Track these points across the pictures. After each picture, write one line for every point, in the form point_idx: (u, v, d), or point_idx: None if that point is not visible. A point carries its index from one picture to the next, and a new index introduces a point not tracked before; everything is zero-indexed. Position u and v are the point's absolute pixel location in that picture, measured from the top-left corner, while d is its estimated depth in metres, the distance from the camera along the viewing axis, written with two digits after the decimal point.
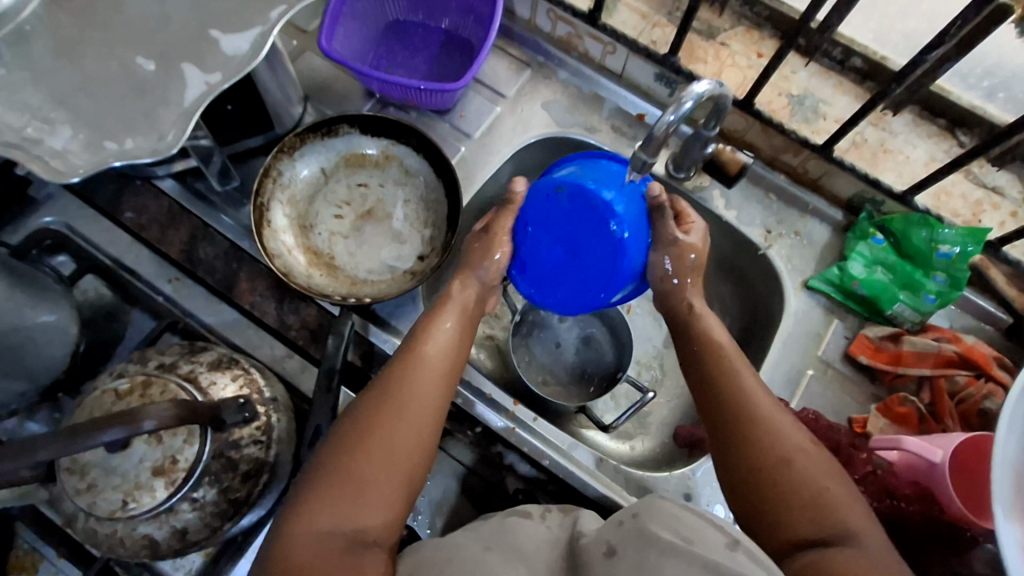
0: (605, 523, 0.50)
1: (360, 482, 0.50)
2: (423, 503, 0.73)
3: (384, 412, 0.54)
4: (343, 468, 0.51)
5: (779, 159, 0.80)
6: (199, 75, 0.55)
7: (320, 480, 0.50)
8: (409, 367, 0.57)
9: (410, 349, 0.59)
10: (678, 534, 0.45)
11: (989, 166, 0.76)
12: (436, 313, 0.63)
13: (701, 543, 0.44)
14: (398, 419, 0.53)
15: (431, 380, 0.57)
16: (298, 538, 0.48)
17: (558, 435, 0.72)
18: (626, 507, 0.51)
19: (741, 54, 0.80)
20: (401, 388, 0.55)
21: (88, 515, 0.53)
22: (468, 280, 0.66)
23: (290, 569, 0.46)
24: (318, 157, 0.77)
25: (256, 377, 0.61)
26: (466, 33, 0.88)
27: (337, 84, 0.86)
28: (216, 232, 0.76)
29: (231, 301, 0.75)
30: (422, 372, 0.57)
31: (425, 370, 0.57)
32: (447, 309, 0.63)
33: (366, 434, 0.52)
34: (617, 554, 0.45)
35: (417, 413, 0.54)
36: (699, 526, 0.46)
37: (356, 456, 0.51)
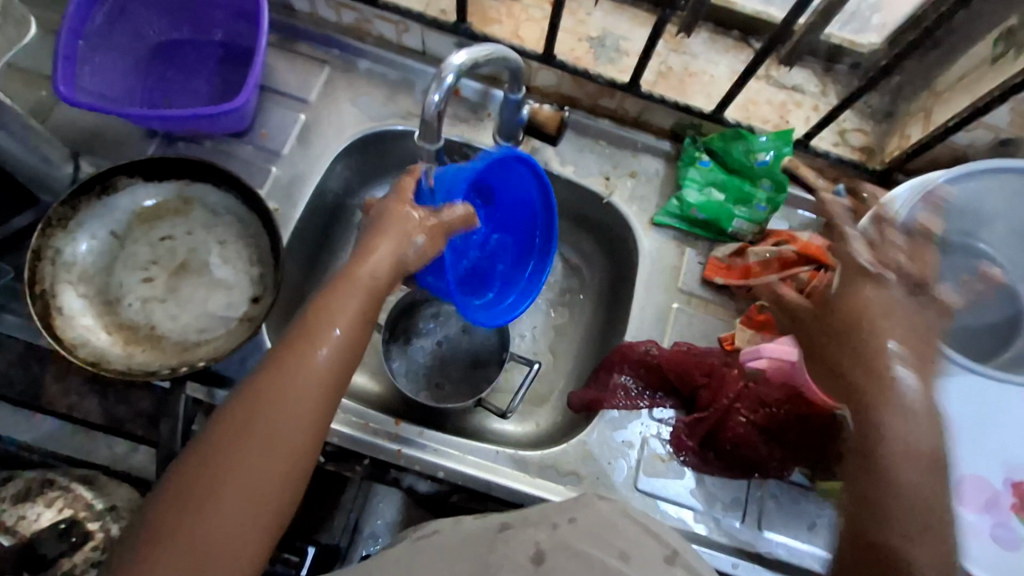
0: (536, 520, 0.47)
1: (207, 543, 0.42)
2: (379, 528, 0.73)
3: (239, 452, 0.44)
4: (180, 526, 0.42)
5: (599, 104, 0.79)
6: None
7: (155, 538, 0.42)
8: (278, 386, 0.46)
9: (287, 356, 0.47)
10: (612, 549, 0.43)
11: (784, 68, 0.78)
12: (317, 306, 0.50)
13: (637, 562, 0.43)
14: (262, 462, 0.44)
15: (305, 406, 0.46)
16: None
17: (451, 442, 0.69)
18: (559, 510, 0.48)
19: (533, 6, 0.78)
20: (269, 417, 0.45)
21: None
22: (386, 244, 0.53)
23: None
24: (102, 222, 0.68)
25: (87, 494, 0.60)
26: (244, 41, 0.79)
27: (107, 131, 0.75)
28: (1, 337, 0.65)
29: (44, 410, 0.65)
30: (292, 393, 0.46)
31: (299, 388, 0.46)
32: (347, 285, 0.51)
33: (215, 484, 0.43)
34: (546, 562, 0.42)
35: (283, 447, 0.45)
36: (636, 537, 0.46)
37: (202, 510, 0.42)
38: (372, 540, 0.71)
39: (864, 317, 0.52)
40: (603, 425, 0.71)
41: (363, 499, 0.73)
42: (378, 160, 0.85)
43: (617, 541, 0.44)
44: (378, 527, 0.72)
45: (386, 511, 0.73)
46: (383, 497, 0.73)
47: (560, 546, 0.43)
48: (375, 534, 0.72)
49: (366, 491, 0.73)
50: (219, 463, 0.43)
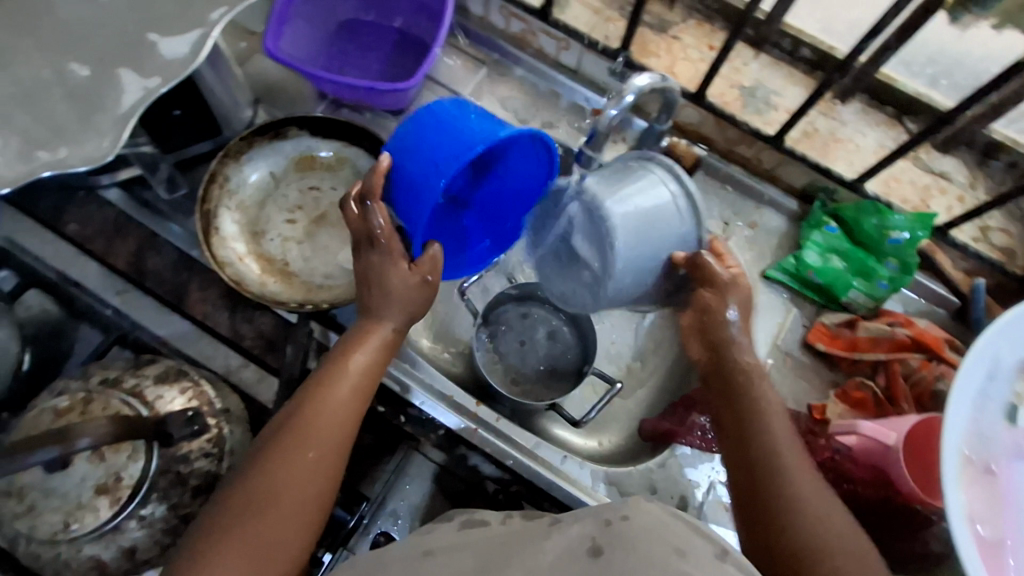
0: (588, 515, 0.46)
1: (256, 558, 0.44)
2: (402, 509, 0.78)
3: (283, 470, 0.46)
4: (227, 542, 0.43)
5: (734, 151, 0.80)
6: (138, 81, 0.54)
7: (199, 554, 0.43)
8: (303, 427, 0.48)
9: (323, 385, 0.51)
10: (667, 544, 0.41)
11: (934, 152, 0.77)
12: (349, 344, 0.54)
13: (692, 557, 0.40)
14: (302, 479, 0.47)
15: (337, 431, 0.49)
16: None
17: (523, 434, 0.71)
18: (610, 503, 0.46)
19: (693, 47, 0.80)
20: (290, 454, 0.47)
21: (28, 539, 0.51)
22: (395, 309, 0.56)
23: None
24: (267, 162, 0.76)
25: (206, 389, 0.59)
26: (419, 32, 0.87)
27: (288, 86, 0.85)
28: (164, 242, 0.74)
29: (181, 312, 0.73)
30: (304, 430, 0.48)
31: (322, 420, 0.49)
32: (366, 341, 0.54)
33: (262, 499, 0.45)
34: (604, 555, 0.41)
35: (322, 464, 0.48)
36: (685, 532, 0.42)
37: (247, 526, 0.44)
38: (391, 518, 0.77)
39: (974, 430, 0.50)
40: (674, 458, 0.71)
41: (396, 474, 0.80)
42: None
43: (667, 536, 0.42)
44: (400, 508, 0.78)
45: (413, 493, 0.79)
46: (414, 481, 0.80)
47: (619, 540, 0.42)
48: (395, 513, 0.78)
49: (400, 469, 0.80)
50: (261, 480, 0.46)
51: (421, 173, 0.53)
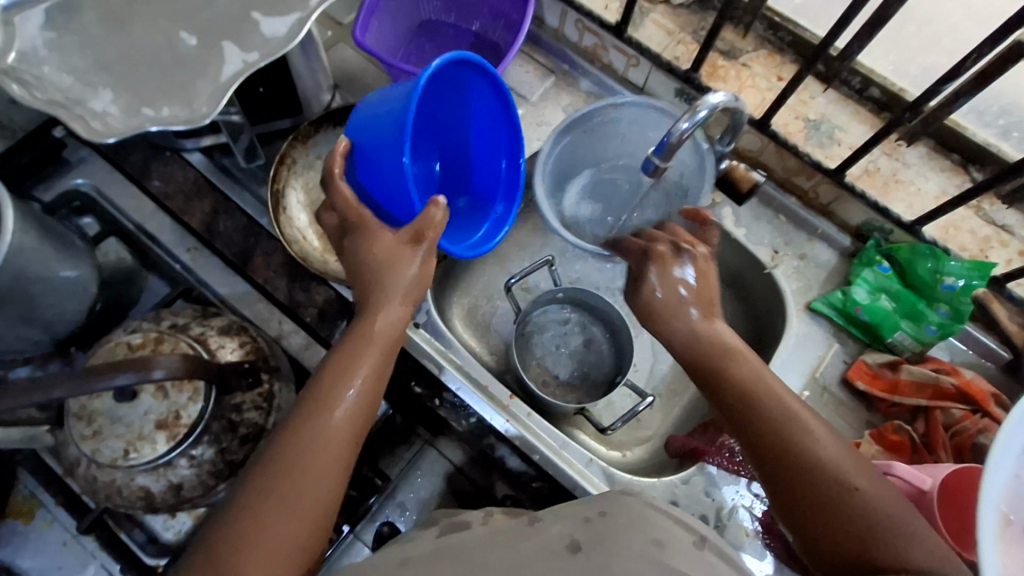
0: (570, 516, 0.49)
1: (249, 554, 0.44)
2: (412, 501, 0.82)
3: (279, 472, 0.48)
4: (229, 546, 0.45)
5: (792, 181, 0.81)
6: (239, 54, 0.58)
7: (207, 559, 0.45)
8: (295, 445, 0.49)
9: (323, 398, 0.51)
10: (648, 535, 0.44)
11: (998, 204, 0.77)
12: (350, 354, 0.54)
13: (669, 546, 0.43)
14: (297, 480, 0.47)
15: (335, 437, 0.50)
16: None
17: (552, 433, 0.72)
18: (596, 505, 0.49)
19: (761, 76, 0.82)
20: (283, 482, 0.47)
21: (90, 462, 0.54)
22: (390, 304, 0.56)
23: None
24: (329, 147, 0.78)
25: (263, 346, 0.63)
26: (495, 37, 0.90)
27: (366, 76, 0.89)
28: (236, 207, 0.79)
29: (245, 275, 0.77)
30: (290, 455, 0.48)
31: (317, 445, 0.49)
32: (360, 346, 0.54)
33: (259, 499, 0.47)
34: (583, 549, 0.42)
35: (317, 463, 0.49)
36: (666, 526, 0.46)
37: (247, 527, 0.45)
38: (398, 509, 0.81)
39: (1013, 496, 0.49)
40: (700, 477, 0.71)
41: (408, 466, 0.83)
42: None
43: (652, 531, 0.44)
44: (410, 500, 0.82)
45: (422, 488, 0.83)
46: (425, 476, 0.83)
47: (597, 534, 0.44)
48: (403, 505, 0.82)
49: (413, 462, 0.84)
50: (262, 483, 0.47)
51: (387, 137, 0.53)
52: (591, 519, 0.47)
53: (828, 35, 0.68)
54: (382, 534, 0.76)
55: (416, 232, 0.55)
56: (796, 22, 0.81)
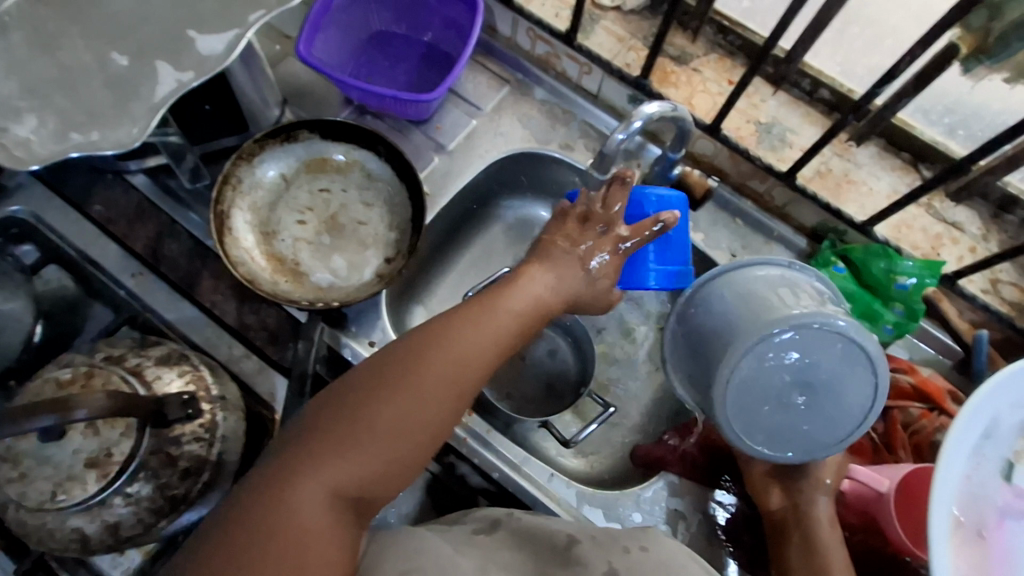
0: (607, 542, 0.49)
1: (385, 440, 0.46)
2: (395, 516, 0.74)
3: (427, 370, 0.49)
4: (370, 436, 0.46)
5: (747, 185, 0.81)
6: (172, 73, 0.56)
7: (342, 437, 0.46)
8: (448, 350, 0.50)
9: (478, 317, 0.53)
10: None
11: (948, 202, 0.77)
12: (511, 283, 0.56)
13: None
14: (441, 389, 0.49)
15: (482, 360, 0.51)
16: (303, 500, 0.43)
17: (511, 448, 0.71)
18: (631, 536, 0.49)
19: (712, 80, 0.82)
20: (405, 395, 0.47)
21: (19, 506, 0.52)
22: (549, 265, 0.58)
23: (291, 529, 0.42)
24: (278, 164, 0.77)
25: (205, 374, 0.60)
26: (447, 48, 0.89)
27: (316, 90, 0.88)
28: (182, 229, 0.77)
29: (193, 299, 0.75)
30: (433, 368, 0.49)
31: (458, 372, 0.50)
32: (522, 287, 0.56)
33: (403, 393, 0.47)
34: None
35: (458, 381, 0.50)
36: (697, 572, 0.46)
37: (390, 413, 0.47)
38: (383, 524, 0.74)
39: (967, 491, 0.48)
40: (661, 487, 0.71)
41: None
42: (520, 178, 0.90)
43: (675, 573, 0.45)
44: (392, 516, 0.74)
45: (403, 503, 0.74)
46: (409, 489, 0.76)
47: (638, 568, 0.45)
48: (385, 519, 0.73)
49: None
50: (416, 387, 0.48)
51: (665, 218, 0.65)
52: (631, 552, 0.47)
53: (772, 38, 0.68)
54: None
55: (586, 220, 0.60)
56: (745, 26, 0.81)
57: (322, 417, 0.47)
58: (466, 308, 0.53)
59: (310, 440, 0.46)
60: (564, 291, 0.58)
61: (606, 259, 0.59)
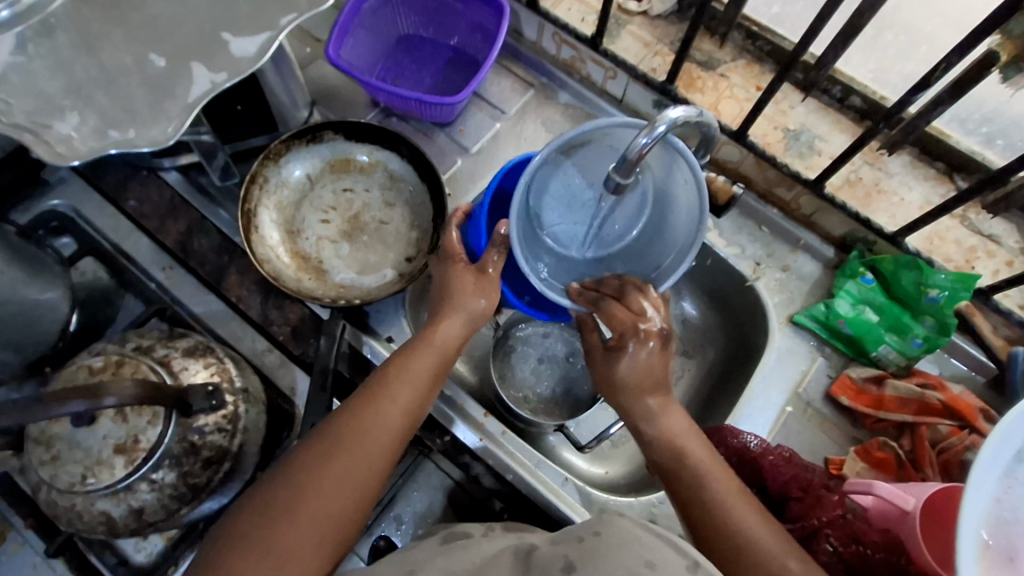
0: (562, 538, 0.46)
1: (293, 521, 0.45)
2: (407, 514, 0.77)
3: (328, 443, 0.50)
4: (273, 515, 0.46)
5: (773, 192, 0.79)
6: (206, 74, 0.58)
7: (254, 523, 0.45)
8: (358, 423, 0.52)
9: (379, 389, 0.55)
10: (639, 557, 0.41)
11: (985, 213, 0.75)
12: (409, 353, 0.58)
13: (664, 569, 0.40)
14: (347, 463, 0.49)
15: (387, 432, 0.52)
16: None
17: (526, 451, 0.70)
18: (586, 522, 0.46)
19: (740, 86, 0.81)
20: (316, 478, 0.48)
21: (51, 487, 0.54)
22: (455, 317, 0.62)
23: None
24: (304, 164, 0.79)
25: (229, 367, 0.62)
26: (472, 51, 0.90)
27: (344, 93, 0.89)
28: (212, 226, 0.79)
29: (220, 293, 0.77)
30: (336, 446, 0.50)
31: (364, 443, 0.51)
32: (424, 350, 0.59)
33: (309, 472, 0.48)
34: (575, 572, 0.41)
35: (365, 453, 0.50)
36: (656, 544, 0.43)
37: (299, 492, 0.47)
38: (394, 522, 0.76)
39: (997, 521, 0.46)
40: None
41: (404, 480, 0.77)
42: None
43: (642, 551, 0.42)
44: (405, 513, 0.77)
45: (418, 501, 0.77)
46: (422, 488, 0.78)
47: (592, 555, 0.42)
48: (399, 519, 0.76)
49: (408, 474, 0.77)
50: (321, 464, 0.48)
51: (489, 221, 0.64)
52: (584, 539, 0.44)
53: (802, 44, 0.67)
54: (376, 547, 0.70)
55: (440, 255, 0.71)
56: (775, 31, 0.79)
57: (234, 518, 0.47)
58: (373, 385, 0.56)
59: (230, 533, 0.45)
60: (456, 353, 0.62)
61: (490, 273, 0.63)
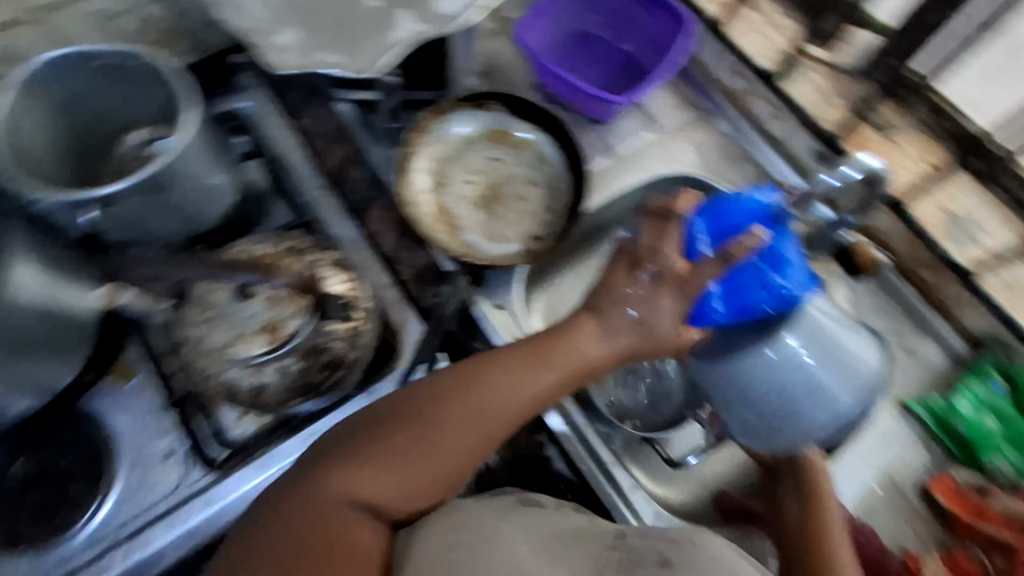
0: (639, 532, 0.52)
1: (414, 457, 0.53)
2: None
3: (458, 401, 0.55)
4: (400, 448, 0.53)
5: (917, 273, 0.77)
6: (411, 22, 0.63)
7: (385, 449, 0.53)
8: (492, 396, 0.55)
9: (523, 373, 0.56)
10: None
11: None
12: (560, 352, 0.56)
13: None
14: (472, 426, 0.54)
15: (514, 411, 0.55)
16: (337, 485, 0.51)
17: (604, 448, 0.71)
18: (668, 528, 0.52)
19: (912, 159, 0.78)
20: (431, 437, 0.53)
21: (200, 344, 0.69)
22: (623, 335, 0.55)
23: (313, 504, 0.50)
24: (464, 125, 0.83)
25: (361, 287, 0.74)
26: (643, 61, 0.92)
27: (514, 70, 0.94)
28: (368, 160, 0.85)
29: (358, 222, 0.81)
30: (471, 416, 0.54)
31: (490, 414, 0.54)
32: (574, 354, 0.56)
33: (437, 418, 0.54)
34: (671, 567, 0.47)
35: (487, 420, 0.55)
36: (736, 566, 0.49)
37: (424, 434, 0.53)
38: None
39: None
40: None
41: None
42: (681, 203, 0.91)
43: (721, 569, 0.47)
44: None
45: None
46: None
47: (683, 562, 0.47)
48: None
49: None
50: (449, 420, 0.54)
51: (740, 285, 0.55)
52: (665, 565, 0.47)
53: None
54: None
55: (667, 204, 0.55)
56: None
57: (372, 434, 0.54)
58: (520, 352, 0.57)
59: (363, 447, 0.53)
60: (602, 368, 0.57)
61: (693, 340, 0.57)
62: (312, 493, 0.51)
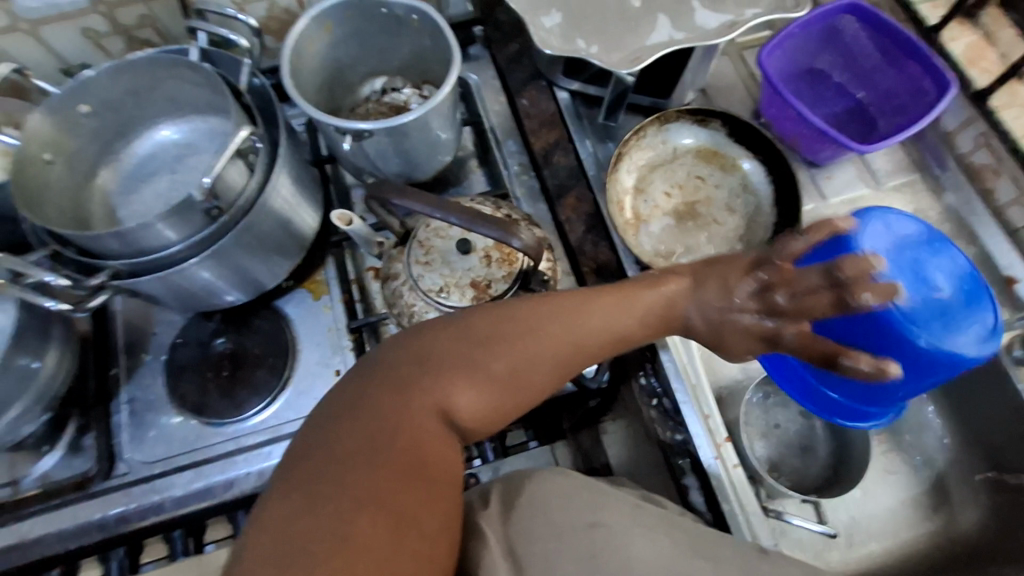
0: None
1: (502, 381, 0.52)
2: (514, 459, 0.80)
3: (550, 331, 0.53)
4: (488, 372, 0.52)
5: None
6: (668, 29, 0.70)
7: (472, 371, 0.52)
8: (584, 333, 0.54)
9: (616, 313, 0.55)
10: None
11: None
12: (653, 305, 0.55)
13: None
14: (559, 358, 0.54)
15: (600, 348, 0.55)
16: (420, 403, 0.50)
17: (751, 496, 0.69)
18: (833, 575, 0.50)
19: None
20: (518, 366, 0.52)
21: (410, 282, 0.64)
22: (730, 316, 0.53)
23: (396, 422, 0.49)
24: (678, 137, 0.83)
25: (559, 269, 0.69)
26: (876, 113, 0.87)
27: (736, 95, 0.92)
28: (574, 150, 0.86)
29: (552, 207, 0.84)
30: (566, 351, 0.53)
31: (578, 349, 0.54)
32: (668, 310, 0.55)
33: (527, 348, 0.52)
34: None
35: (574, 354, 0.54)
36: None
37: (513, 363, 0.52)
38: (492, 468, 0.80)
39: None
40: None
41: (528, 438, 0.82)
42: None
43: None
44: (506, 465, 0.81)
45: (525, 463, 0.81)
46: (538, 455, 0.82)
47: None
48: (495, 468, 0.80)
49: None
50: (540, 352, 0.53)
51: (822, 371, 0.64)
52: None
53: None
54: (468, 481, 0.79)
55: (835, 283, 0.47)
56: None
57: (455, 352, 0.52)
58: (618, 292, 0.56)
59: (447, 366, 0.51)
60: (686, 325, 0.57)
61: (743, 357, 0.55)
62: (391, 405, 0.49)
